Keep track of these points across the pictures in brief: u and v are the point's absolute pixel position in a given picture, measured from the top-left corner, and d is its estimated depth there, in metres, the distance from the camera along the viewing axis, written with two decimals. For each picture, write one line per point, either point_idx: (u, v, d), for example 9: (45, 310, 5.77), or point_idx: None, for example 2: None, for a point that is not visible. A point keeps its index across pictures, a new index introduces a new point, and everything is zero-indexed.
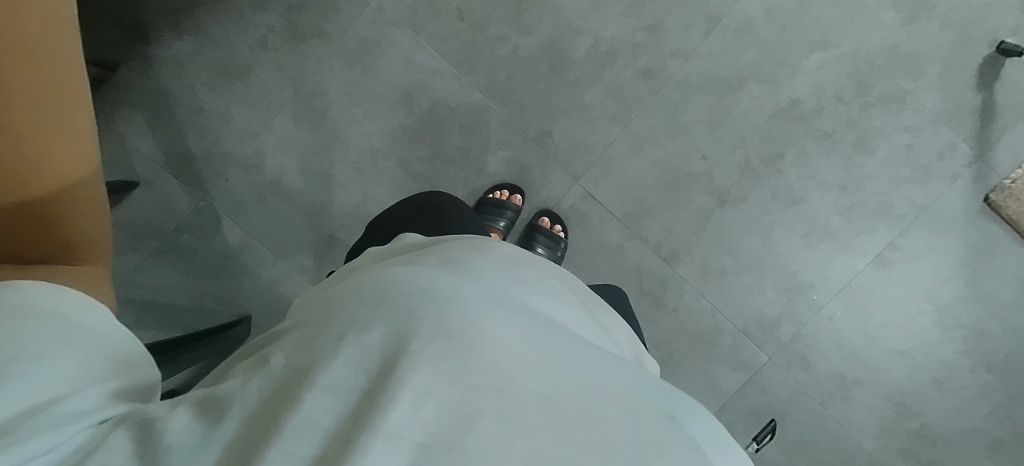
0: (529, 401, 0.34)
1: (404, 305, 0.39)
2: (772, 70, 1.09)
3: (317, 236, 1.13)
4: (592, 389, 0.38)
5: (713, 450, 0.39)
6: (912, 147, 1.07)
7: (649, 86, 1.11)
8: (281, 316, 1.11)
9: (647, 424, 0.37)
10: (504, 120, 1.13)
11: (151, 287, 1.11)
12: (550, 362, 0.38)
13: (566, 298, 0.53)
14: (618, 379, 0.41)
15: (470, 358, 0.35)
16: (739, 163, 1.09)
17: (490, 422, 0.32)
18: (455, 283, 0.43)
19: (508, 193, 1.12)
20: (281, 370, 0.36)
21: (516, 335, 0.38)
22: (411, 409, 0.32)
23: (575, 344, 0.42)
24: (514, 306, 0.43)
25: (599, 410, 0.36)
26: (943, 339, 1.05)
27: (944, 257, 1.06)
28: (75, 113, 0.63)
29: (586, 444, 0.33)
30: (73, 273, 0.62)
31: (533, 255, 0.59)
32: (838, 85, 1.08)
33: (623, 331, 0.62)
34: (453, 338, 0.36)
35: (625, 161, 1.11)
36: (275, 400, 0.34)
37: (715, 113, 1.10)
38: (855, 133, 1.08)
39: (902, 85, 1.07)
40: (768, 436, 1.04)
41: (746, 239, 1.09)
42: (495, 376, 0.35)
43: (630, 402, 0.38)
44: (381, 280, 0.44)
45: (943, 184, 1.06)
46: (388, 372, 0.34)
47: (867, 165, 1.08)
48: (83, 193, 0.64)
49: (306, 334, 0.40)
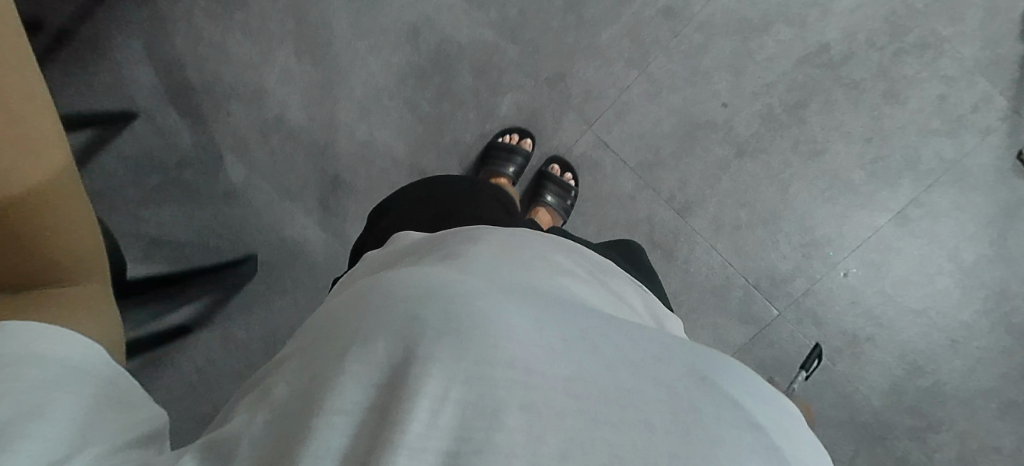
0: (554, 388, 0.32)
1: (404, 313, 0.37)
2: (802, 12, 1.03)
3: (321, 177, 1.11)
4: (616, 365, 0.36)
5: (751, 403, 0.38)
6: (946, 98, 1.02)
7: (670, 26, 1.05)
8: (285, 257, 1.10)
9: (679, 389, 0.35)
10: (515, 60, 1.08)
11: (155, 224, 1.09)
12: (567, 345, 0.36)
13: (576, 274, 0.51)
14: (643, 347, 0.40)
15: (482, 351, 0.33)
16: (762, 111, 1.04)
17: (518, 416, 0.30)
18: (457, 279, 0.41)
19: (517, 137, 1.08)
20: (290, 403, 0.34)
21: (527, 323, 0.37)
22: (432, 418, 0.30)
23: (593, 322, 0.41)
24: (523, 294, 0.41)
25: (629, 387, 0.34)
26: (962, 299, 1.02)
27: (970, 215, 1.02)
28: (40, 117, 0.52)
29: (622, 421, 0.31)
30: (81, 300, 0.52)
31: (532, 238, 0.57)
32: (871, 30, 1.03)
33: (638, 296, 0.60)
34: (461, 336, 0.34)
35: (641, 107, 1.06)
36: (286, 435, 0.32)
37: (739, 57, 1.04)
38: (885, 82, 1.03)
39: (939, 31, 1.02)
40: (815, 362, 1.00)
41: (764, 192, 1.05)
42: (514, 368, 0.33)
43: (659, 371, 0.37)
44: (383, 289, 0.42)
45: (976, 138, 1.01)
46: (401, 384, 0.32)
47: (895, 115, 1.03)
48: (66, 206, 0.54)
49: (308, 361, 0.38)
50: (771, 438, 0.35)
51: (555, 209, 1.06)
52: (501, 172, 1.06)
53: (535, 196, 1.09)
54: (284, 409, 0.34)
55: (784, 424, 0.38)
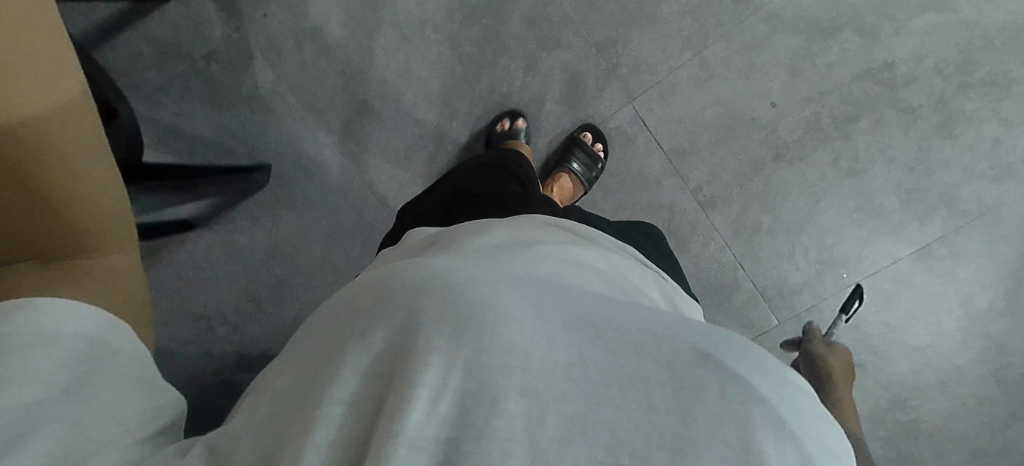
0: (554, 372, 0.33)
1: (402, 297, 0.37)
2: (876, 23, 0.98)
3: (348, 99, 1.11)
4: (619, 348, 0.35)
5: (762, 379, 0.36)
6: (999, 142, 0.98)
7: (736, 12, 1.00)
8: (296, 171, 1.12)
9: (683, 366, 0.34)
10: (568, 16, 1.03)
11: (173, 112, 1.07)
12: (567, 330, 0.36)
13: (584, 264, 0.51)
14: (647, 326, 0.39)
15: (479, 333, 0.33)
16: (809, 118, 1.01)
17: (518, 401, 0.31)
18: (457, 266, 0.41)
19: (509, 122, 1.06)
20: (292, 397, 0.35)
21: (525, 309, 0.36)
22: (430, 407, 0.30)
23: (597, 306, 0.40)
24: (527, 282, 0.41)
25: (632, 369, 0.34)
26: (962, 344, 1.02)
27: (991, 265, 1.00)
28: (64, 99, 0.50)
29: (622, 403, 0.32)
30: (98, 273, 0.52)
31: (538, 232, 0.57)
32: (942, 56, 0.98)
33: (650, 278, 0.59)
34: (458, 317, 0.34)
35: (687, 90, 1.02)
36: (287, 430, 0.32)
37: (800, 58, 1.00)
38: (942, 114, 0.99)
39: (1011, 71, 0.97)
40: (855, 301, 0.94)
41: (792, 201, 1.03)
42: (512, 352, 0.32)
43: (664, 349, 0.36)
44: (387, 276, 0.42)
45: (1019, 188, 0.98)
46: (399, 370, 0.32)
47: (944, 150, 0.99)
48: (88, 183, 0.53)
49: (309, 353, 0.38)
50: (782, 412, 0.34)
51: (579, 178, 1.02)
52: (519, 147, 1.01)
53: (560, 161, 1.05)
54: (285, 403, 0.35)
55: (797, 399, 0.37)
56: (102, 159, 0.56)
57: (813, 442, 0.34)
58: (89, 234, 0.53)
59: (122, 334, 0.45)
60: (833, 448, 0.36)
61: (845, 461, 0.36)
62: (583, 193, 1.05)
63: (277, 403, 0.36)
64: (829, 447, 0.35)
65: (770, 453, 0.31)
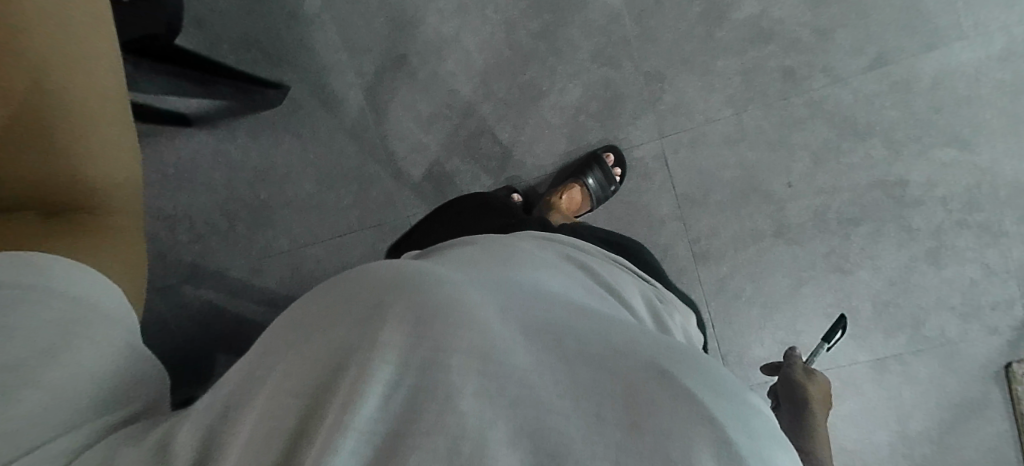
0: (509, 376, 0.32)
1: (376, 300, 0.38)
2: (902, 140, 1.02)
3: (388, 49, 1.11)
4: (582, 362, 0.34)
5: (720, 400, 0.34)
6: (975, 284, 1.03)
7: (783, 87, 1.03)
8: (314, 102, 1.13)
9: (642, 382, 0.33)
10: (627, 39, 1.05)
11: (208, 5, 1.12)
12: (528, 343, 0.36)
13: (570, 287, 0.50)
14: (610, 339, 0.38)
15: (440, 338, 0.33)
16: (817, 207, 1.04)
17: (469, 400, 0.30)
18: (438, 276, 0.42)
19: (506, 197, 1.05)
20: (249, 394, 0.35)
21: (489, 319, 0.37)
22: (380, 400, 0.30)
23: (568, 322, 0.40)
24: (499, 297, 0.41)
25: (586, 383, 0.33)
26: (888, 459, 1.06)
27: (935, 394, 1.05)
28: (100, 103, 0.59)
29: (569, 413, 0.31)
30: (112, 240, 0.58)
31: (533, 252, 0.57)
32: (950, 190, 1.02)
33: (642, 299, 0.59)
34: (422, 323, 0.35)
35: (715, 145, 1.05)
36: (238, 429, 0.32)
37: (826, 148, 1.03)
38: (934, 242, 1.03)
39: (1005, 223, 1.02)
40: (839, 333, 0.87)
41: (777, 279, 1.06)
42: (471, 356, 0.32)
43: (621, 362, 0.35)
44: (369, 276, 0.43)
45: (979, 332, 1.04)
46: (357, 362, 0.32)
47: (926, 275, 1.04)
48: (102, 155, 0.59)
49: (275, 350, 0.39)
50: (735, 431, 0.31)
51: (590, 194, 1.03)
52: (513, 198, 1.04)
53: (576, 173, 1.05)
54: (241, 401, 0.35)
55: (761, 427, 0.34)
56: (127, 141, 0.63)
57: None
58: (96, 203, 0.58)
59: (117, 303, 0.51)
60: None
61: None
62: (591, 209, 1.06)
63: (236, 396, 0.36)
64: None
65: None
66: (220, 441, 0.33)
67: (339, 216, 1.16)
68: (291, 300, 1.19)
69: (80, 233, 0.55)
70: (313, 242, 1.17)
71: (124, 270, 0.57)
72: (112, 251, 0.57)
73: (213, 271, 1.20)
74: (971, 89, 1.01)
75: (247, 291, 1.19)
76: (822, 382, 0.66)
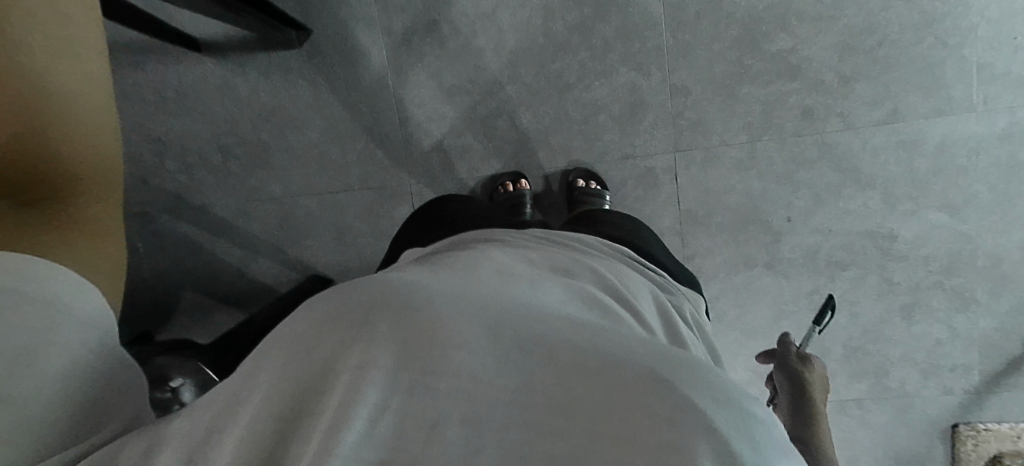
0: (500, 398, 0.35)
1: (365, 308, 0.40)
2: (901, 197, 1.05)
3: (421, 13, 1.08)
4: (567, 370, 0.36)
5: (719, 408, 0.35)
6: (940, 345, 1.08)
7: (800, 124, 1.05)
8: (335, 53, 1.10)
9: (630, 392, 0.35)
10: (660, 49, 1.05)
11: None
12: (520, 350, 0.37)
13: (569, 282, 0.52)
14: (604, 344, 0.38)
15: (426, 362, 0.36)
16: (810, 246, 1.08)
17: (456, 428, 0.34)
18: (430, 284, 0.44)
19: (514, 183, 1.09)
20: (242, 401, 0.37)
21: (481, 330, 0.39)
22: (369, 425, 0.33)
23: (559, 322, 0.41)
24: (495, 302, 0.42)
25: (575, 396, 0.35)
26: None
27: (884, 440, 1.13)
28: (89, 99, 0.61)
29: (562, 432, 0.33)
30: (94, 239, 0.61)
31: (530, 250, 0.59)
32: (934, 252, 1.06)
33: (646, 288, 0.60)
34: (407, 343, 0.37)
35: (726, 169, 1.07)
36: (226, 447, 0.35)
37: (829, 191, 1.06)
38: (910, 299, 1.08)
39: (977, 292, 1.06)
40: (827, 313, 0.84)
41: (759, 309, 1.11)
42: (455, 379, 0.35)
43: (615, 370, 0.36)
44: (363, 281, 0.45)
45: (934, 390, 1.09)
46: (345, 381, 0.35)
47: (897, 331, 1.09)
48: (85, 144, 0.60)
49: (259, 355, 0.42)
50: (733, 440, 0.33)
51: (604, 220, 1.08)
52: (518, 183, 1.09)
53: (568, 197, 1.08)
54: (232, 412, 0.37)
55: (764, 435, 0.35)
56: (111, 129, 0.64)
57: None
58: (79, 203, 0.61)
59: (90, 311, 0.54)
60: None
61: None
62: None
63: (222, 411, 0.38)
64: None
65: None
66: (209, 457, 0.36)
67: (339, 171, 1.14)
68: (276, 247, 1.17)
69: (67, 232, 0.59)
70: (307, 193, 1.15)
71: (104, 271, 0.61)
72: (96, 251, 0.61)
73: (197, 205, 1.16)
74: (971, 159, 1.03)
75: (231, 231, 1.17)
76: (817, 368, 0.72)
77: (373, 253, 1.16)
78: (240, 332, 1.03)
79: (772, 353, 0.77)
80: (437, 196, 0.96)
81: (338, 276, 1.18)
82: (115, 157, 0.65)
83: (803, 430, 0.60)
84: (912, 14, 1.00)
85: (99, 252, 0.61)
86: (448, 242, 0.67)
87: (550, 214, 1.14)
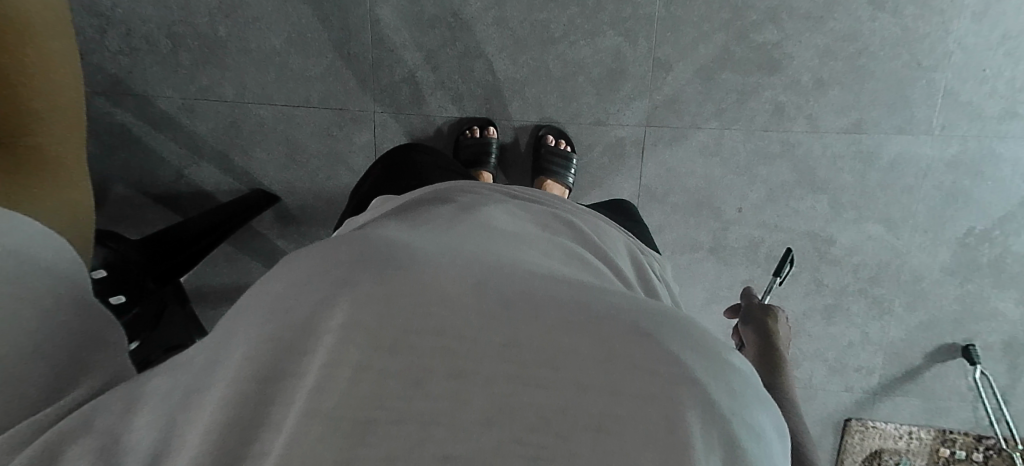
0: (487, 358, 0.35)
1: (348, 272, 0.39)
2: (845, 206, 1.10)
3: None
4: (553, 326, 0.37)
5: (701, 363, 0.38)
6: (851, 346, 1.16)
7: (769, 120, 1.07)
8: None
9: (616, 350, 0.37)
10: (649, 18, 1.03)
11: None
12: (506, 306, 0.38)
13: (555, 240, 0.53)
14: (588, 301, 0.40)
15: (407, 320, 0.36)
16: (755, 238, 1.12)
17: (442, 385, 0.34)
18: (416, 244, 0.43)
19: (480, 128, 1.08)
20: (211, 372, 0.35)
21: (468, 286, 0.38)
22: (350, 384, 0.33)
23: (545, 278, 0.41)
24: (481, 259, 0.42)
25: (562, 349, 0.36)
26: None
27: None
28: (60, 60, 0.64)
29: (552, 388, 0.34)
30: (63, 191, 0.63)
31: (515, 208, 0.59)
32: (864, 261, 1.12)
33: (624, 253, 0.62)
34: (389, 301, 0.36)
35: (691, 151, 1.09)
36: (198, 418, 0.33)
37: (782, 189, 1.09)
38: (832, 300, 1.15)
39: (893, 304, 1.13)
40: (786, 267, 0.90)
41: (696, 289, 1.16)
42: (439, 337, 0.35)
43: (597, 326, 0.38)
44: (346, 243, 0.44)
45: (838, 387, 1.18)
46: (328, 343, 0.34)
47: (815, 327, 1.16)
48: (57, 98, 0.64)
49: (233, 321, 0.40)
50: (714, 392, 0.36)
51: (568, 188, 1.08)
52: (485, 129, 1.08)
53: (536, 154, 1.07)
54: (202, 381, 0.35)
55: (741, 385, 0.39)
56: (74, 92, 0.66)
57: (746, 425, 0.36)
58: (49, 157, 0.63)
59: (28, 241, 0.51)
60: (765, 431, 0.38)
61: (772, 439, 0.38)
62: (570, 182, 1.08)
63: (193, 384, 0.35)
64: (765, 434, 0.38)
65: (699, 438, 0.34)
66: (177, 432, 0.33)
67: (300, 84, 1.08)
68: (220, 154, 1.11)
69: (45, 180, 0.62)
70: (263, 103, 1.09)
71: (70, 222, 0.63)
72: (66, 203, 0.63)
73: (137, 92, 1.08)
74: (917, 180, 1.07)
75: (173, 127, 1.10)
76: (780, 316, 0.77)
77: (325, 177, 1.12)
78: (170, 237, 0.98)
79: (738, 308, 0.81)
80: (416, 145, 0.96)
81: (285, 195, 1.13)
82: (79, 118, 0.67)
83: (771, 383, 0.64)
84: (896, 29, 1.02)
85: (66, 205, 0.63)
86: (423, 192, 0.64)
87: (515, 170, 1.14)
